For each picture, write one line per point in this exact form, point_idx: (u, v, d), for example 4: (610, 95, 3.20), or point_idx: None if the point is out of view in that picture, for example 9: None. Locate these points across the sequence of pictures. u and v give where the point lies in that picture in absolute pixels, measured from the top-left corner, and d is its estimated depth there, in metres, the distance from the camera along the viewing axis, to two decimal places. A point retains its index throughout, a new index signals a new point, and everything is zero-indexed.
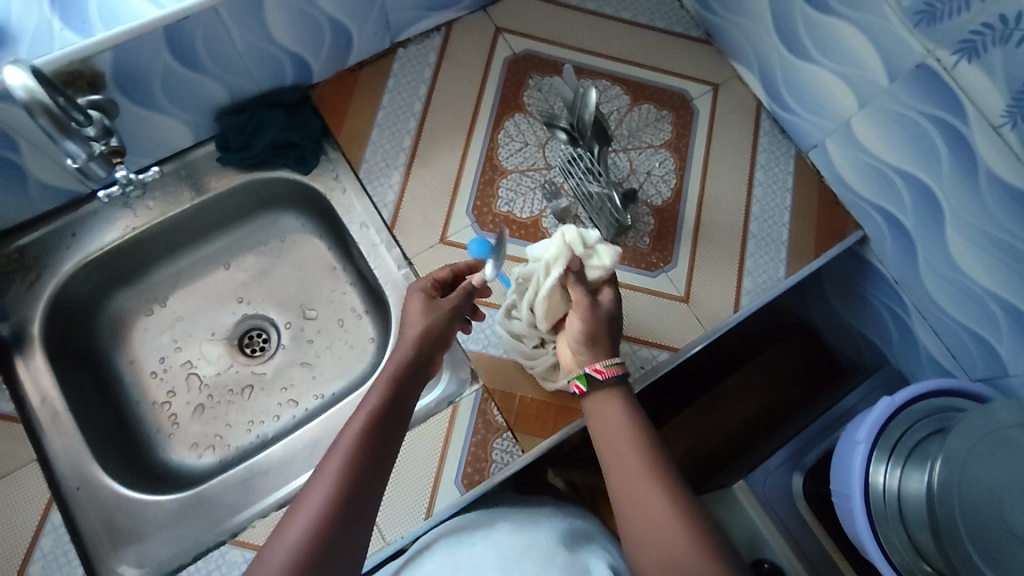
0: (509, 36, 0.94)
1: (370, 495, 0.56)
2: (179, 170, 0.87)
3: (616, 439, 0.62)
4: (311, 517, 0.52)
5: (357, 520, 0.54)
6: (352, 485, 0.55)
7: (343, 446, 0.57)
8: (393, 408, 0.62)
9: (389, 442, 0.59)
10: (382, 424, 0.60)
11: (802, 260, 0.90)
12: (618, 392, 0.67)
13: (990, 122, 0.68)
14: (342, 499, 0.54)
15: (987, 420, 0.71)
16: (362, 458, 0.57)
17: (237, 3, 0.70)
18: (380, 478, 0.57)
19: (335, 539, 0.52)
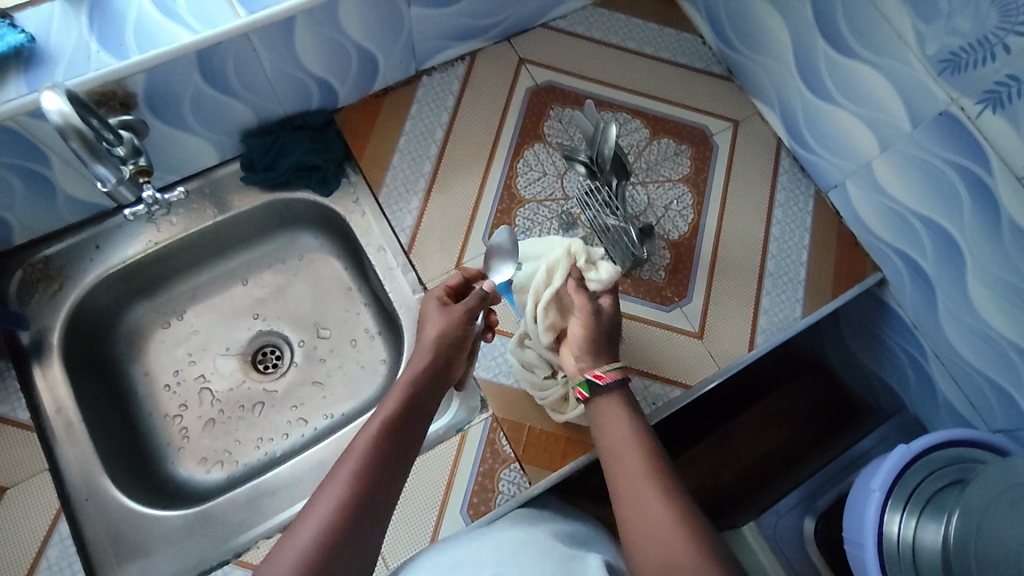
0: (532, 67, 0.96)
1: (380, 507, 0.55)
2: (203, 188, 0.88)
3: (620, 440, 0.65)
4: (317, 524, 0.51)
5: (371, 518, 0.53)
6: (359, 492, 0.54)
7: (353, 453, 0.57)
8: (405, 419, 0.61)
9: (399, 452, 0.59)
10: (394, 433, 0.59)
11: (819, 301, 0.89)
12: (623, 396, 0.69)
13: (1014, 173, 0.67)
14: (348, 507, 0.53)
15: (1008, 476, 0.69)
16: (371, 467, 0.56)
17: (268, 31, 0.72)
18: (389, 490, 0.56)
19: (340, 547, 0.51)
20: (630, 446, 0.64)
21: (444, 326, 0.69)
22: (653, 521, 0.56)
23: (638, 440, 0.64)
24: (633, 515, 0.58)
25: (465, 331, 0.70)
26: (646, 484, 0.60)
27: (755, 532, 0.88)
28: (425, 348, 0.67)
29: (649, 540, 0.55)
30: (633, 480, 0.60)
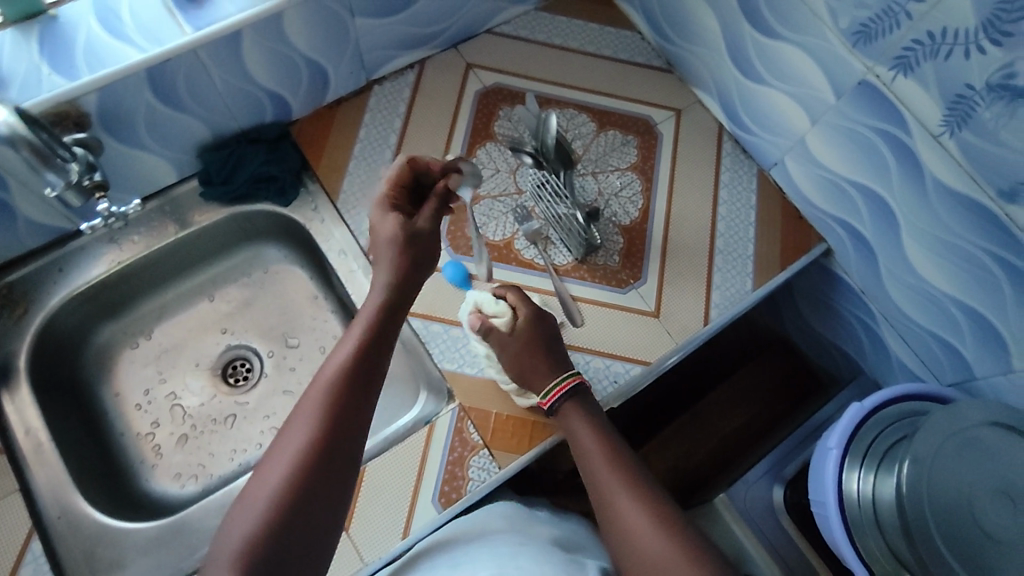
0: (479, 71, 0.99)
1: (337, 477, 0.55)
2: (163, 206, 0.90)
3: (591, 457, 0.66)
4: (266, 505, 0.51)
5: (342, 450, 0.56)
6: (308, 470, 0.54)
7: (301, 422, 0.56)
8: (360, 377, 0.59)
9: (354, 413, 0.57)
10: (348, 394, 0.58)
11: (768, 274, 0.92)
12: (573, 402, 0.71)
13: (931, 132, 0.71)
14: (298, 485, 0.53)
15: (952, 421, 0.75)
16: (323, 437, 0.55)
17: (216, 46, 0.74)
18: (344, 458, 0.56)
19: (292, 527, 0.52)
20: (601, 462, 0.65)
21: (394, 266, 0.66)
22: (638, 534, 0.59)
23: (608, 456, 0.65)
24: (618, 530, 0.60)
25: (423, 249, 0.68)
26: (626, 498, 0.62)
27: (727, 504, 0.90)
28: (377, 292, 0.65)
29: (636, 555, 0.58)
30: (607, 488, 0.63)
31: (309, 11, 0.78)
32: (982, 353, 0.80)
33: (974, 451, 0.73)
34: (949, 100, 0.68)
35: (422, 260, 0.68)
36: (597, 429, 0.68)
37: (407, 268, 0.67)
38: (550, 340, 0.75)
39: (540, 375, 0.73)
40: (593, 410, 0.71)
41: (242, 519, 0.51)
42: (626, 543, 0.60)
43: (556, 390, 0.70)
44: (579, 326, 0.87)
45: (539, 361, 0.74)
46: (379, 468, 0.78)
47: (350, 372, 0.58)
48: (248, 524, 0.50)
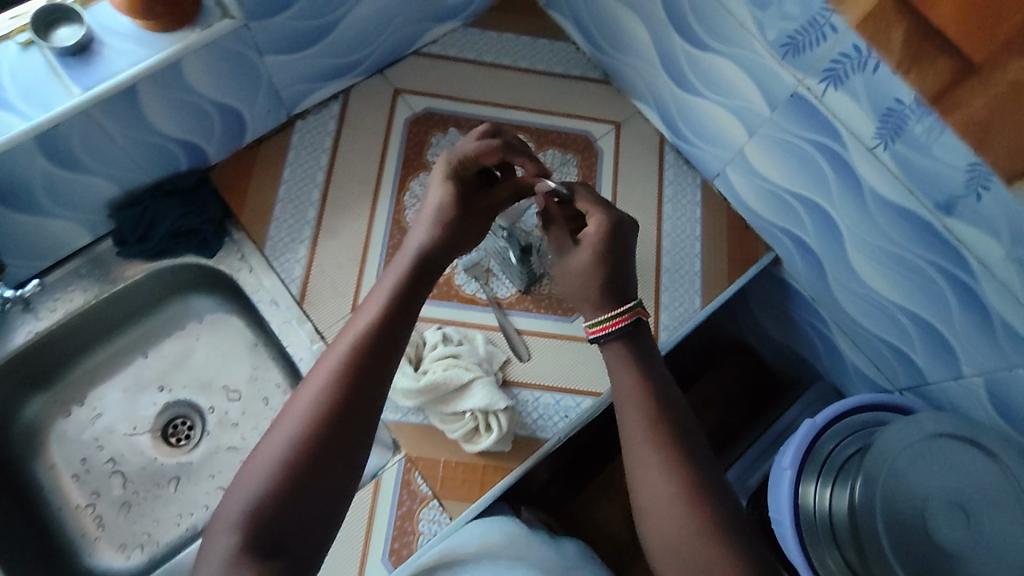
0: (408, 96, 0.95)
1: (350, 443, 0.54)
2: (79, 269, 0.85)
3: (626, 403, 0.61)
4: (269, 470, 0.51)
5: (358, 417, 0.55)
6: (318, 433, 0.53)
7: (311, 389, 0.55)
8: (377, 347, 0.58)
9: (370, 385, 0.56)
10: (363, 364, 0.56)
11: (715, 290, 0.91)
12: (626, 344, 0.64)
13: (865, 144, 0.69)
14: (302, 454, 0.52)
15: (910, 430, 0.74)
16: (334, 406, 0.54)
17: (111, 103, 0.69)
18: (359, 425, 0.54)
19: (296, 495, 0.51)
20: (635, 413, 0.60)
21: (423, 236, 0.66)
22: (665, 504, 0.56)
23: (645, 407, 0.60)
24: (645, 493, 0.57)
25: (464, 230, 0.68)
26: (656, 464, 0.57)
27: None
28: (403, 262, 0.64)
29: (660, 531, 0.55)
30: (640, 454, 0.58)
31: (210, 57, 0.73)
32: (932, 360, 0.79)
33: (929, 460, 0.72)
34: (880, 112, 0.65)
35: (460, 238, 0.68)
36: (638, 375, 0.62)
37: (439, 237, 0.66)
38: (620, 259, 0.66)
39: (590, 302, 0.66)
40: (646, 347, 0.65)
41: (246, 483, 0.51)
42: (652, 510, 0.56)
43: (605, 326, 0.63)
44: (526, 360, 0.84)
45: (609, 282, 0.66)
46: None
47: (370, 338, 0.57)
48: (250, 490, 0.50)
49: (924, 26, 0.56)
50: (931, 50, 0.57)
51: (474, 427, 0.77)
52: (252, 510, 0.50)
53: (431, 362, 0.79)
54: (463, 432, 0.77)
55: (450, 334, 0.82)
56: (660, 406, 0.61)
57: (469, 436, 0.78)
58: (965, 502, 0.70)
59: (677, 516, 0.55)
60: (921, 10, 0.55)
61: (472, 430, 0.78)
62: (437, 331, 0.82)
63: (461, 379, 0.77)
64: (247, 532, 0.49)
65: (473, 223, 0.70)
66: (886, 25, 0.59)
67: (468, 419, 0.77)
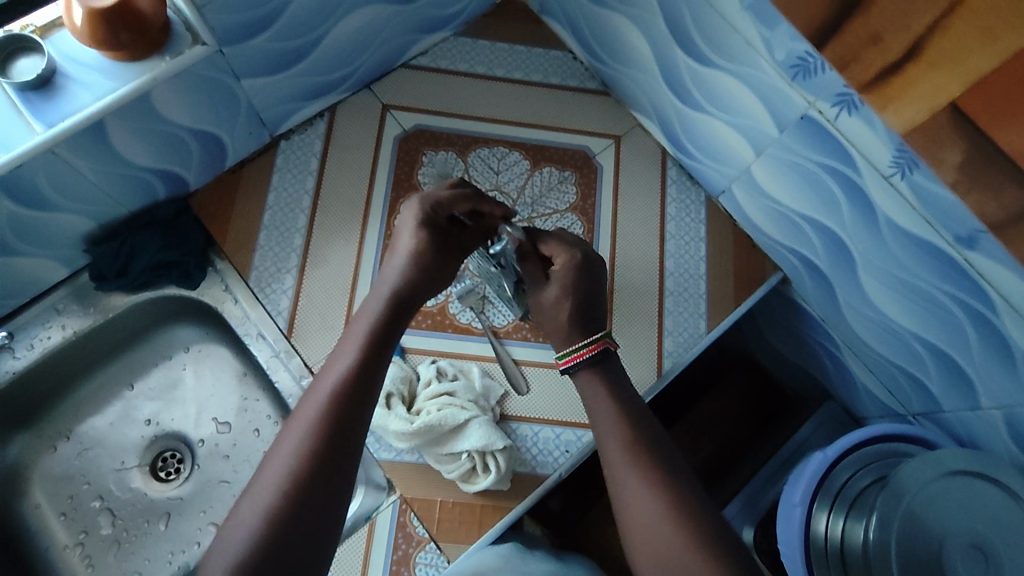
0: (397, 112, 0.90)
1: (334, 488, 0.51)
2: (56, 304, 0.82)
3: (600, 414, 0.61)
4: (252, 528, 0.48)
5: (342, 461, 0.52)
6: (300, 480, 0.50)
7: (290, 437, 0.52)
8: (356, 386, 0.55)
9: (350, 427, 0.53)
10: (344, 406, 0.53)
11: (722, 312, 0.87)
12: (598, 373, 0.64)
13: (882, 173, 0.65)
14: (286, 506, 0.48)
15: (932, 465, 0.71)
16: (317, 449, 0.51)
17: (76, 139, 0.65)
18: (343, 469, 0.51)
19: (281, 547, 0.48)
20: (609, 422, 0.60)
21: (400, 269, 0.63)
22: (641, 508, 0.55)
23: (620, 418, 0.60)
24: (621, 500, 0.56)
25: (443, 268, 0.65)
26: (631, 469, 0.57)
27: None
28: (379, 296, 0.62)
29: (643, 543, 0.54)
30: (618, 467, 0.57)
31: (181, 84, 0.68)
32: (949, 390, 0.75)
33: (950, 496, 0.70)
34: (896, 143, 0.61)
35: (440, 274, 0.65)
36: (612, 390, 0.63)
37: (416, 267, 0.63)
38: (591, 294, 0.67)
39: (560, 330, 0.66)
40: (614, 369, 0.65)
41: (228, 542, 0.48)
42: (628, 516, 0.56)
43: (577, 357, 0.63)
44: (524, 394, 0.80)
45: (579, 316, 0.66)
46: None
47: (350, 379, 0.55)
48: (232, 549, 0.47)
49: (987, 151, 0.51)
50: (994, 175, 0.52)
51: (471, 467, 0.75)
52: (234, 572, 0.46)
53: (425, 400, 0.76)
54: (459, 473, 0.74)
55: (444, 368, 0.80)
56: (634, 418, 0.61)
57: (467, 476, 0.75)
58: (983, 541, 0.68)
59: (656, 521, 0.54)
60: (985, 136, 0.50)
61: (468, 471, 0.75)
62: (430, 365, 0.79)
63: (457, 420, 0.74)
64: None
65: (451, 259, 0.66)
66: (942, 142, 0.55)
67: (464, 460, 0.74)
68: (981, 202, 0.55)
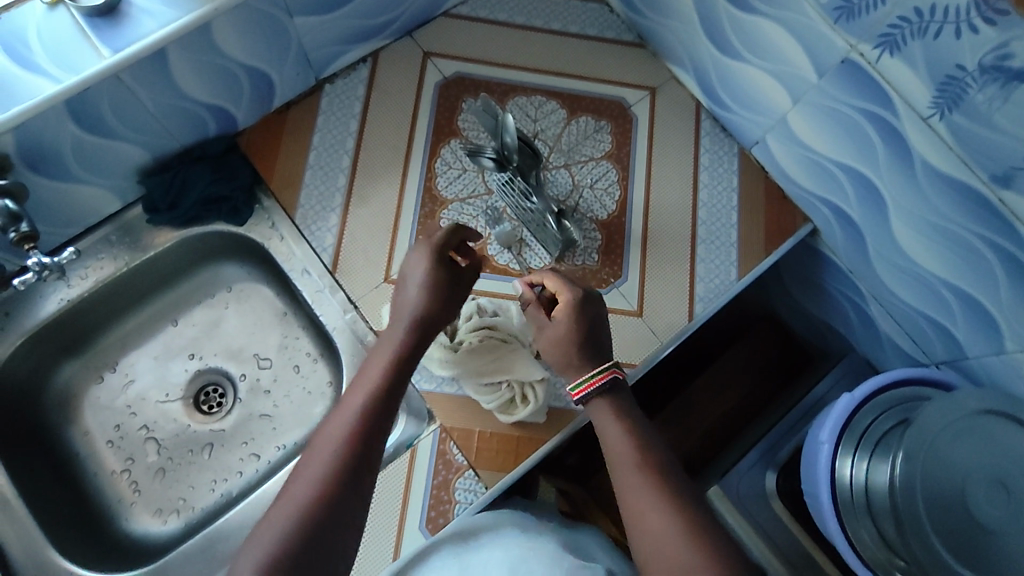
0: (438, 60, 0.92)
1: (364, 480, 0.55)
2: (110, 235, 0.85)
3: (613, 442, 0.63)
4: (293, 513, 0.51)
5: (371, 458, 0.56)
6: (337, 471, 0.54)
7: (327, 436, 0.57)
8: (380, 401, 0.60)
9: (378, 430, 0.58)
10: (375, 409, 0.59)
11: (753, 260, 0.89)
12: (607, 402, 0.66)
13: (919, 114, 0.67)
14: (321, 507, 0.52)
15: (953, 408, 0.73)
16: (351, 446, 0.56)
17: (140, 67, 0.67)
18: (372, 466, 0.56)
19: (318, 534, 0.50)
20: (628, 455, 0.61)
21: (421, 296, 0.70)
22: (660, 537, 0.54)
23: (637, 452, 0.61)
24: (633, 520, 0.57)
25: (455, 294, 0.72)
26: (644, 487, 0.58)
27: (720, 495, 0.92)
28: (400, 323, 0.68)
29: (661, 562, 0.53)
30: (631, 488, 0.58)
31: (239, 16, 0.70)
32: (974, 335, 0.77)
33: (971, 437, 0.71)
34: (939, 81, 0.63)
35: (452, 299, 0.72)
36: (623, 419, 0.65)
37: (433, 299, 0.70)
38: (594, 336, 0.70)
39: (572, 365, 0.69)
40: (631, 408, 0.66)
41: (271, 528, 0.50)
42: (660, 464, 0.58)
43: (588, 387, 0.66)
44: None
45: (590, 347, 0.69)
46: None
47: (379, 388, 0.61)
48: (275, 532, 0.49)
49: None
50: None
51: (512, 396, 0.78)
52: (277, 556, 0.48)
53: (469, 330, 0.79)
54: (501, 401, 0.78)
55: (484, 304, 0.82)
56: (651, 452, 0.62)
57: (507, 405, 0.78)
58: (1007, 479, 0.69)
59: (669, 538, 0.54)
60: None
61: (509, 401, 0.78)
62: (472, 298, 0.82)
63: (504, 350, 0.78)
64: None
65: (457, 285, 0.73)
66: None
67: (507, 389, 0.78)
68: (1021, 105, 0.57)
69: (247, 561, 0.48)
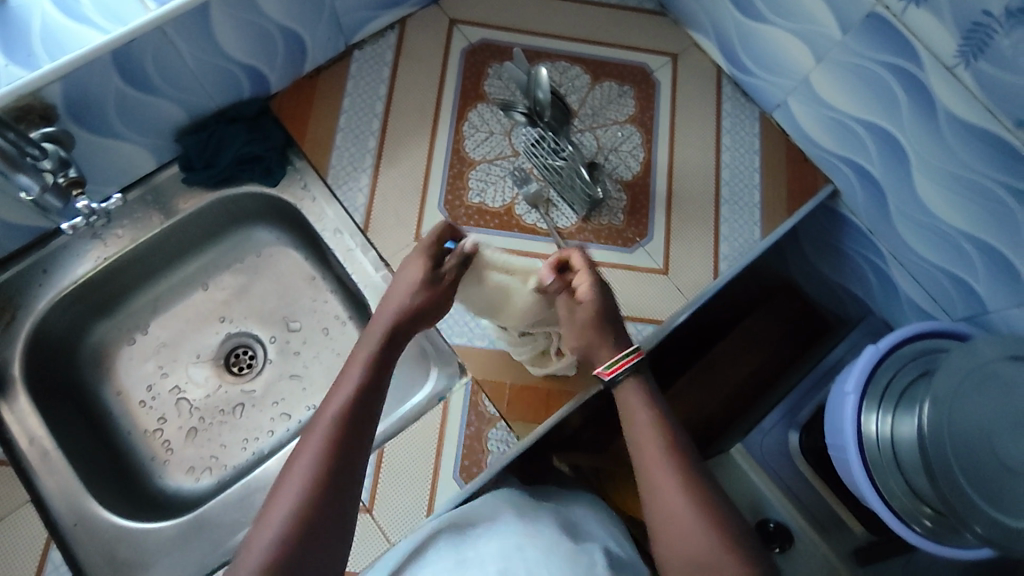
0: (464, 27, 0.93)
1: (349, 483, 0.57)
2: (145, 196, 0.86)
3: (635, 419, 0.63)
4: (280, 523, 0.53)
5: (355, 464, 0.58)
6: (324, 480, 0.56)
7: (312, 442, 0.58)
8: (353, 424, 0.59)
9: (361, 433, 0.60)
10: (358, 412, 0.60)
11: (776, 220, 0.90)
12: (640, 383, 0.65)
13: (944, 64, 0.69)
14: (310, 515, 0.54)
15: (973, 357, 0.74)
16: (335, 452, 0.57)
17: (182, 22, 0.69)
18: (355, 470, 0.58)
19: (307, 539, 0.53)
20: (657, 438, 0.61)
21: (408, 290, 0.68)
22: (686, 530, 0.57)
23: (663, 433, 0.62)
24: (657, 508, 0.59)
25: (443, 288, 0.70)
26: (665, 466, 0.60)
27: (743, 452, 0.95)
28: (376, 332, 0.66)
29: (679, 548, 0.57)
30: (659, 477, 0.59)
31: None
32: (995, 288, 0.79)
33: (993, 385, 0.72)
34: (965, 29, 0.65)
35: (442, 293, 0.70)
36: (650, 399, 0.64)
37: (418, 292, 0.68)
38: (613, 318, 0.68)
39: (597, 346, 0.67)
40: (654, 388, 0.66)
41: (260, 537, 0.53)
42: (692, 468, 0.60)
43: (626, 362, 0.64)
44: None
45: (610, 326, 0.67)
46: (394, 449, 0.77)
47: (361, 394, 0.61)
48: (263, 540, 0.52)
49: None
50: None
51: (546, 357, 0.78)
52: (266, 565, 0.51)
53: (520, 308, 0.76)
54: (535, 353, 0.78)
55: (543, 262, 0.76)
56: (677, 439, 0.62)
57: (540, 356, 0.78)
58: None
59: (687, 517, 0.57)
60: None
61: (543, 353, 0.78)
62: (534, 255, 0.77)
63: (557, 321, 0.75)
64: None
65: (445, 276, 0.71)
66: None
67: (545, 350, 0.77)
68: None
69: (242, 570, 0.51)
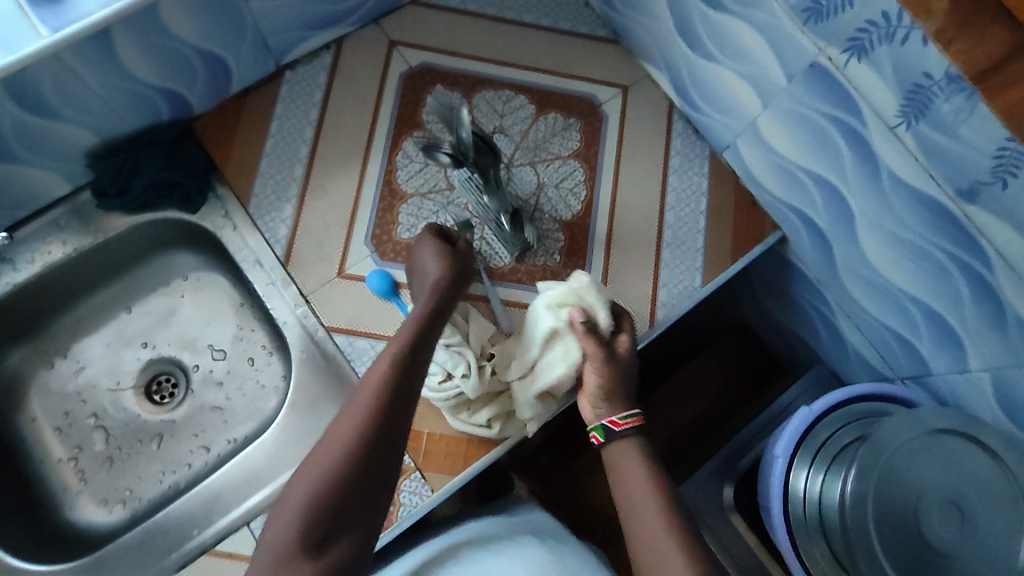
0: (404, 49, 0.89)
1: (387, 454, 0.61)
2: (59, 219, 0.82)
3: (639, 493, 0.66)
4: (313, 484, 0.57)
5: (390, 438, 0.62)
6: (357, 448, 0.60)
7: (348, 416, 0.62)
8: (399, 384, 0.65)
9: (399, 409, 0.63)
10: (394, 389, 0.64)
11: (719, 267, 0.87)
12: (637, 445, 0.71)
13: (886, 123, 0.64)
14: (343, 480, 0.58)
15: (908, 425, 0.71)
16: (370, 426, 0.61)
17: (81, 47, 0.66)
18: (391, 447, 0.62)
19: (341, 500, 0.57)
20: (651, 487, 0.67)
21: (433, 278, 0.74)
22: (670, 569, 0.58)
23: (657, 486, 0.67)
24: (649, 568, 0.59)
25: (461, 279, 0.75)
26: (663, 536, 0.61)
27: None
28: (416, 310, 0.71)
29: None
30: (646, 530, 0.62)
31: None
32: (938, 353, 0.75)
33: (926, 454, 0.69)
34: (906, 89, 0.60)
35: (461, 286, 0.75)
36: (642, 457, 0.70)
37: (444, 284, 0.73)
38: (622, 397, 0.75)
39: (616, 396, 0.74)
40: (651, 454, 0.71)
41: (297, 491, 0.58)
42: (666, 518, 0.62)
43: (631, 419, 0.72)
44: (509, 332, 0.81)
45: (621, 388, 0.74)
46: None
47: (393, 375, 0.65)
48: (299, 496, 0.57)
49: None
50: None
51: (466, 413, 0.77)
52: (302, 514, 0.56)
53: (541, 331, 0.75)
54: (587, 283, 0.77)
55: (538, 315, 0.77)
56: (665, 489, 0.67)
57: (553, 307, 0.75)
58: (959, 499, 0.67)
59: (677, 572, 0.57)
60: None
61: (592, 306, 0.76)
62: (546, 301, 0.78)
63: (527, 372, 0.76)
64: (300, 535, 0.55)
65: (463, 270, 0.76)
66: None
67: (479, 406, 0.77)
68: (983, 116, 0.55)
69: (279, 526, 0.56)
